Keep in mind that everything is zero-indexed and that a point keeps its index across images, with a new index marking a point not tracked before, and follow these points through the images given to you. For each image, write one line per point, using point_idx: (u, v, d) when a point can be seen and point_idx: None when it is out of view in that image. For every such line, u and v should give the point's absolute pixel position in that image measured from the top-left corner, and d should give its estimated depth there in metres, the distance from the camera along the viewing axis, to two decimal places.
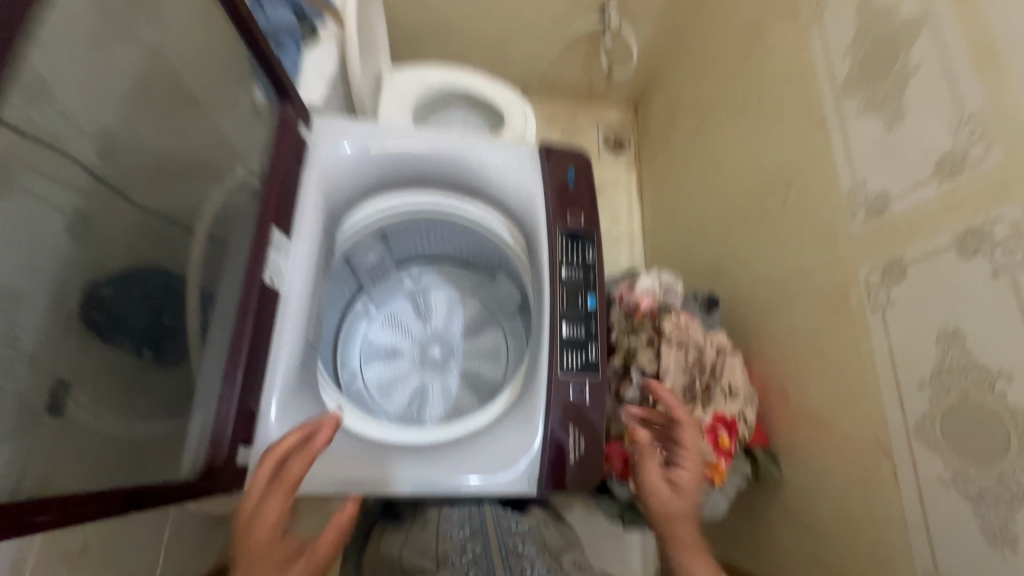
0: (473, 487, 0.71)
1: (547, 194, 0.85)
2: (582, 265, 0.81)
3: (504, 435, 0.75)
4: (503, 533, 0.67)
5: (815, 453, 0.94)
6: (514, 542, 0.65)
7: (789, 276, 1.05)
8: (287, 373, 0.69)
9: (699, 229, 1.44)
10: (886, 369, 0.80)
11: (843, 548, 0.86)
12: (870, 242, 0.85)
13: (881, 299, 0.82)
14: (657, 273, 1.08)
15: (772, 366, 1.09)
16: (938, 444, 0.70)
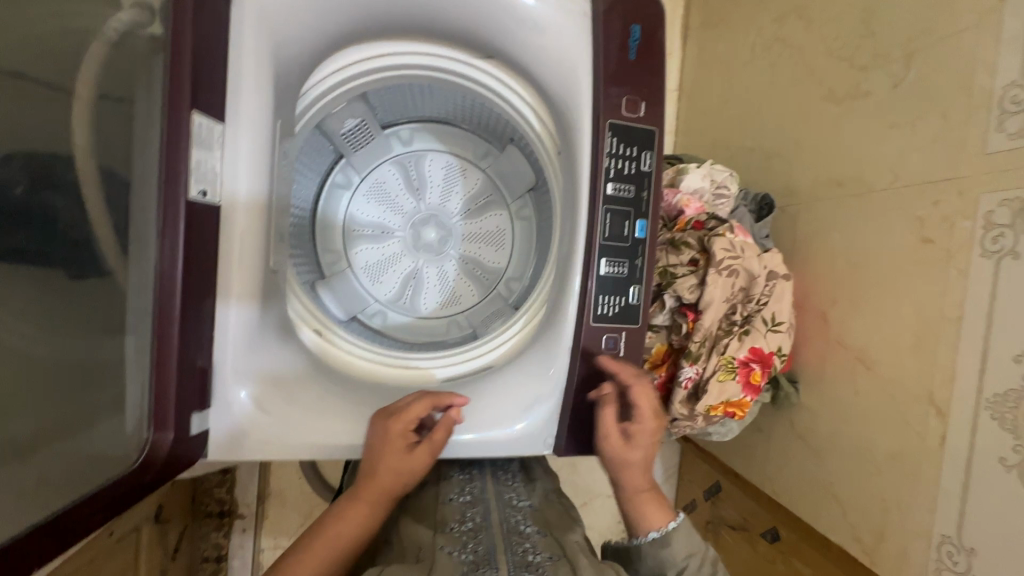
0: (478, 447, 0.61)
1: (601, 66, 0.59)
2: (634, 177, 0.60)
3: (516, 388, 0.63)
4: (506, 508, 0.63)
5: (844, 388, 0.86)
6: (515, 518, 0.61)
7: (864, 184, 0.85)
8: (247, 313, 0.54)
9: (752, 98, 1.16)
10: (973, 328, 0.67)
11: (849, 483, 0.84)
12: (1012, 166, 0.64)
13: (999, 243, 0.65)
14: (708, 168, 0.87)
15: (814, 284, 0.94)
16: (1016, 426, 0.62)
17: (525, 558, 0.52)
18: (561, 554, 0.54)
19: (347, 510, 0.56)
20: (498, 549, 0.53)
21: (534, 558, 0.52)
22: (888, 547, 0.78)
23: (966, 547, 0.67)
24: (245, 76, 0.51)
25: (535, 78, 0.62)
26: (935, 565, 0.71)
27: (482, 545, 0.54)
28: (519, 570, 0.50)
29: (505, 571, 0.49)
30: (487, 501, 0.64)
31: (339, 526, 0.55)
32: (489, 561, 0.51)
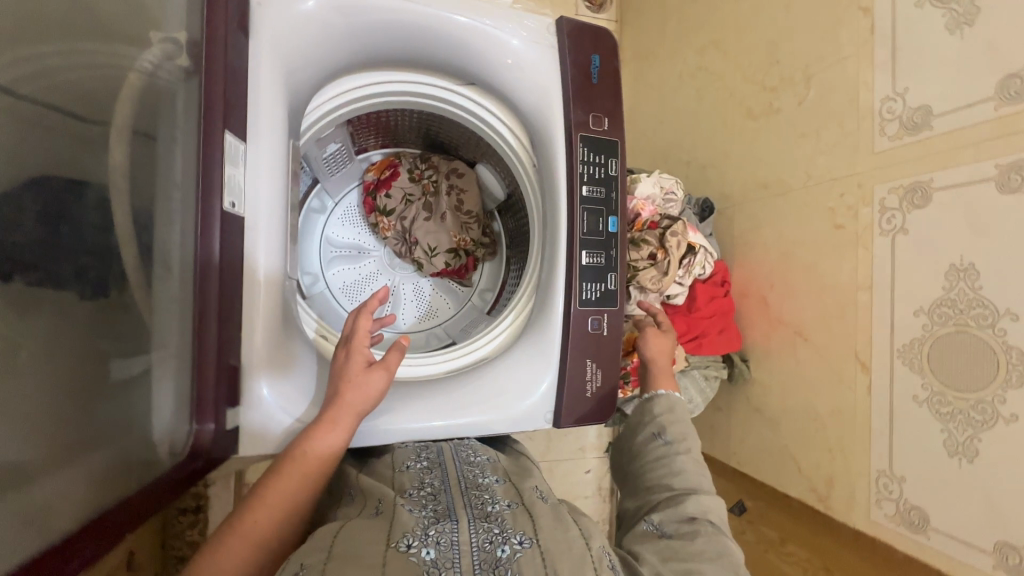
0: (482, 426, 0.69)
1: (569, 90, 0.70)
2: (603, 180, 0.70)
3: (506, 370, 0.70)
4: (461, 463, 0.67)
5: (788, 359, 0.99)
6: (474, 471, 0.67)
7: (785, 184, 1.01)
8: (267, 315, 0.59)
9: (688, 117, 1.32)
10: (883, 294, 0.81)
11: (800, 441, 0.96)
12: (895, 160, 0.80)
13: (893, 222, 0.80)
14: (657, 176, 1.01)
15: (754, 273, 1.08)
16: (923, 367, 0.75)
17: (483, 509, 0.59)
18: (518, 500, 0.61)
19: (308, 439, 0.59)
20: (457, 504, 0.59)
21: (492, 507, 0.59)
22: (838, 490, 0.89)
23: (897, 476, 0.79)
24: (261, 101, 0.58)
25: (514, 99, 0.71)
26: (876, 498, 0.83)
27: (442, 499, 0.60)
28: (478, 520, 0.57)
29: (464, 523, 0.56)
30: (444, 462, 0.67)
31: (301, 451, 0.59)
32: (448, 514, 0.57)
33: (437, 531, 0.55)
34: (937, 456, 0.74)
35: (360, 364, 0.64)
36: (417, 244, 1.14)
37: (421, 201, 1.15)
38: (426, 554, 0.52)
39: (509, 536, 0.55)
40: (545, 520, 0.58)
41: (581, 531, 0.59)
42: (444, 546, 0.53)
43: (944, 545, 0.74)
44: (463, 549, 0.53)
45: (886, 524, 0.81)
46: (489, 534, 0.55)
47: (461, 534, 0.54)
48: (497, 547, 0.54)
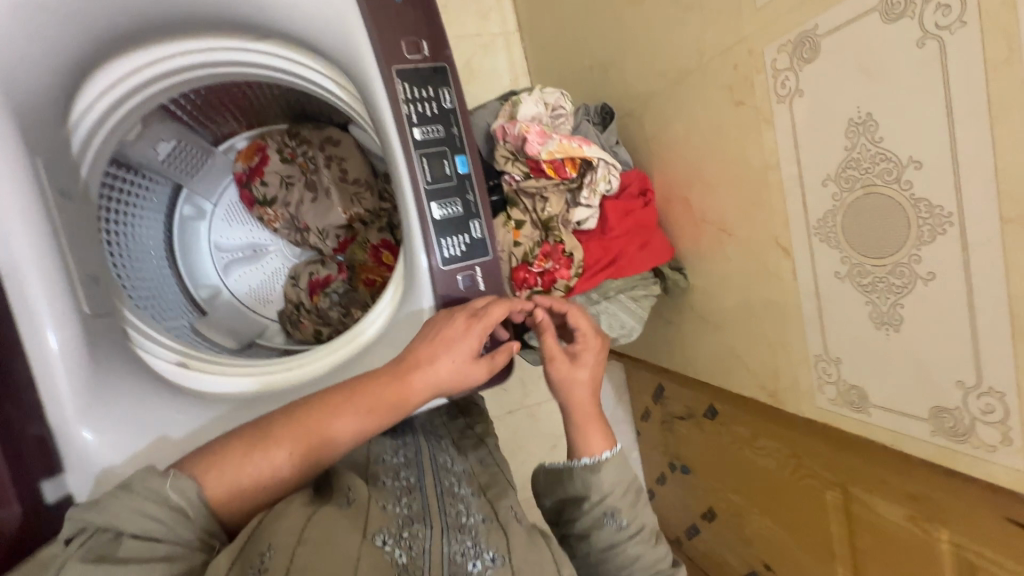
0: None
1: (370, 18, 0.58)
2: (439, 117, 0.60)
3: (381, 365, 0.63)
4: (438, 471, 0.68)
5: (719, 258, 0.93)
6: (450, 481, 0.67)
7: (683, 67, 0.90)
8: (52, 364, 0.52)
9: (582, 15, 1.19)
10: (792, 168, 0.73)
11: (744, 339, 0.91)
12: (778, 13, 0.69)
13: (789, 83, 0.70)
14: (540, 93, 0.90)
15: (673, 174, 1.00)
16: (839, 241, 0.68)
17: (458, 520, 0.58)
18: (492, 516, 0.61)
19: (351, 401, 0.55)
20: (432, 509, 0.59)
21: (467, 520, 0.58)
22: (785, 383, 0.84)
23: (834, 359, 0.73)
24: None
25: (313, 44, 0.59)
26: (818, 384, 0.77)
27: (415, 503, 0.60)
28: (450, 529, 0.56)
29: (438, 531, 0.55)
30: (422, 463, 0.69)
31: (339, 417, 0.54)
32: (423, 519, 0.57)
33: (409, 533, 0.54)
34: (866, 331, 0.67)
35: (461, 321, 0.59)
36: (309, 230, 1.05)
37: (303, 182, 1.04)
38: (399, 555, 0.50)
39: (481, 551, 0.53)
40: (519, 541, 0.57)
41: (556, 556, 0.57)
42: (415, 552, 0.51)
43: (885, 419, 0.68)
44: (434, 552, 0.52)
45: (831, 408, 0.76)
46: (460, 545, 0.54)
47: (432, 541, 0.53)
48: (468, 561, 0.52)
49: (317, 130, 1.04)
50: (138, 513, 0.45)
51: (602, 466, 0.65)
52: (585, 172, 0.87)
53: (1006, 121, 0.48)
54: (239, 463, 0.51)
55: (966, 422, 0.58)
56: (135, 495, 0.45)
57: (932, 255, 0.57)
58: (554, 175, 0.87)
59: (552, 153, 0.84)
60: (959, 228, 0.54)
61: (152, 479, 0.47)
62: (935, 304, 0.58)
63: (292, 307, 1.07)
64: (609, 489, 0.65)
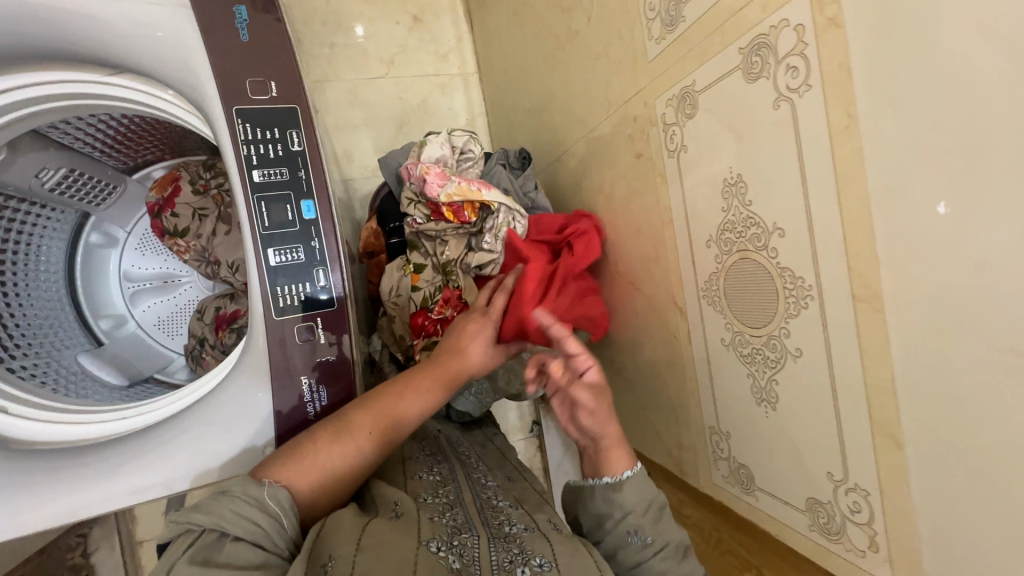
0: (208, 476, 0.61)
1: (218, 61, 0.58)
2: (284, 159, 0.59)
3: (222, 423, 0.61)
4: (475, 489, 0.70)
5: (629, 313, 0.88)
6: (486, 497, 0.69)
7: (597, 116, 0.88)
8: None
9: (522, 61, 1.20)
10: (682, 226, 0.69)
11: (652, 401, 0.85)
12: (665, 66, 0.67)
13: (676, 138, 0.67)
14: (447, 135, 0.88)
15: (592, 223, 0.97)
16: (723, 306, 0.64)
17: (501, 531, 0.60)
18: (533, 524, 0.62)
19: (426, 372, 0.67)
20: (477, 523, 0.61)
21: (510, 530, 0.60)
22: (687, 453, 0.78)
23: (725, 432, 0.67)
24: None
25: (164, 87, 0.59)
26: (713, 458, 0.71)
27: (459, 515, 0.62)
28: (496, 540, 0.57)
29: (485, 542, 0.57)
30: (456, 479, 0.72)
31: (419, 381, 0.66)
32: (470, 531, 0.59)
33: (459, 541, 0.56)
34: (748, 406, 0.62)
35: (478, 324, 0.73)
36: (219, 263, 1.02)
37: (216, 215, 1.01)
38: (451, 561, 0.52)
39: (529, 557, 0.54)
40: (559, 541, 0.57)
41: (597, 556, 0.56)
42: (467, 559, 0.53)
43: (770, 505, 0.62)
44: (485, 561, 0.53)
45: (724, 486, 0.70)
46: (508, 553, 0.55)
47: (482, 550, 0.55)
48: (516, 566, 0.53)
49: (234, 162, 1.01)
50: (237, 514, 0.49)
51: (624, 484, 0.65)
52: (484, 218, 0.85)
53: (853, 193, 0.44)
54: (390, 407, 0.63)
55: (838, 520, 0.52)
56: (237, 498, 0.50)
57: (798, 330, 0.52)
58: (453, 218, 0.84)
59: (450, 197, 0.81)
60: (820, 305, 0.49)
61: (252, 488, 0.52)
62: (805, 384, 0.53)
63: (194, 342, 1.02)
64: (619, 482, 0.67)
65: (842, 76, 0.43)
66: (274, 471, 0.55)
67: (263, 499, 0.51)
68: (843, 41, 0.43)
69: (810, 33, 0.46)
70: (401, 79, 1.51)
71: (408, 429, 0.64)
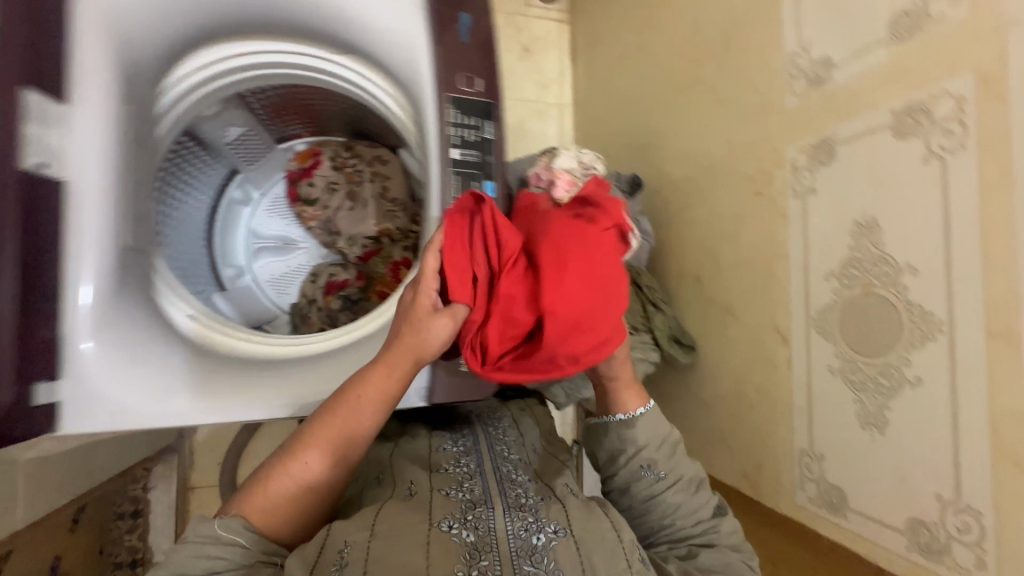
0: None
1: (438, 51, 0.66)
2: (477, 144, 0.66)
3: None
4: (497, 459, 0.71)
5: (721, 338, 0.94)
6: (506, 467, 0.69)
7: (713, 155, 0.97)
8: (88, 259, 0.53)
9: (632, 99, 1.31)
10: (800, 260, 0.76)
11: (734, 423, 0.90)
12: (803, 118, 0.75)
13: (807, 181, 0.75)
14: (577, 151, 0.97)
15: (690, 252, 1.04)
16: (834, 334, 0.70)
17: (518, 500, 0.60)
18: (550, 494, 0.63)
19: (355, 388, 0.59)
20: (493, 492, 0.61)
21: (525, 500, 0.60)
22: (766, 475, 0.83)
23: (817, 454, 0.72)
24: (87, 62, 0.54)
25: (385, 66, 0.68)
26: (799, 480, 0.76)
27: (477, 487, 0.63)
28: (513, 509, 0.58)
29: (500, 510, 0.58)
30: (479, 450, 0.73)
31: (342, 407, 0.59)
32: (485, 502, 0.60)
33: (474, 515, 0.57)
34: (851, 429, 0.67)
35: (427, 307, 0.60)
36: (340, 234, 1.12)
37: (346, 191, 1.12)
38: (466, 537, 0.54)
39: (544, 525, 0.56)
40: (576, 511, 0.59)
41: (612, 520, 0.60)
42: (482, 532, 0.55)
43: (860, 525, 0.66)
44: (501, 531, 0.55)
45: (808, 507, 0.74)
46: (523, 522, 0.56)
47: (497, 521, 0.56)
48: (533, 535, 0.55)
49: (370, 147, 1.13)
50: (203, 556, 0.51)
51: (636, 420, 0.71)
52: None
53: (999, 240, 0.51)
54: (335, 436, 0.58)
55: (942, 539, 0.57)
56: (197, 542, 0.52)
57: (921, 359, 0.58)
58: None
59: None
60: (950, 338, 0.55)
61: (204, 527, 0.53)
62: (922, 410, 0.58)
63: (304, 301, 1.11)
64: (644, 441, 0.71)
65: (999, 142, 0.51)
66: (233, 506, 0.56)
67: (218, 535, 0.52)
68: (1005, 114, 0.51)
69: (972, 103, 0.54)
70: (503, 99, 1.63)
71: (361, 445, 0.59)
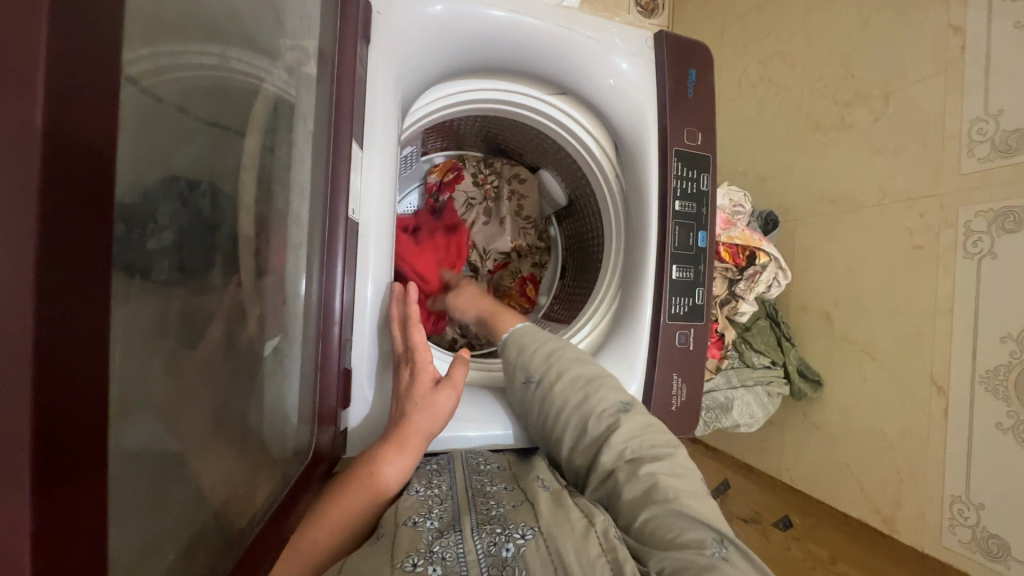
0: None
1: (667, 107, 0.69)
2: (695, 195, 0.70)
3: None
4: (471, 472, 0.62)
5: (852, 377, 0.98)
6: (481, 477, 0.61)
7: (855, 198, 1.00)
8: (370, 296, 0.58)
9: (739, 127, 1.32)
10: (966, 319, 0.80)
11: (865, 461, 0.94)
12: (986, 183, 0.79)
13: (985, 245, 0.78)
14: (727, 189, 1.01)
15: (815, 289, 1.07)
16: (1007, 394, 0.75)
17: (486, 512, 0.54)
18: (523, 497, 0.57)
19: (385, 453, 0.58)
20: (463, 511, 0.55)
21: (496, 510, 0.54)
22: (905, 513, 0.88)
23: (974, 503, 0.78)
24: (379, 112, 0.58)
25: (610, 116, 0.71)
26: (948, 523, 0.82)
27: (449, 509, 0.55)
28: (481, 525, 0.52)
29: (467, 531, 0.51)
30: (455, 468, 0.62)
31: (379, 472, 0.57)
32: (454, 524, 0.53)
33: (441, 545, 0.49)
34: (1021, 484, 0.74)
35: (427, 384, 0.62)
36: (474, 247, 1.15)
37: (483, 206, 1.15)
38: (433, 570, 0.47)
39: (512, 534, 0.50)
40: (546, 508, 0.54)
41: (583, 513, 0.54)
42: (451, 560, 0.48)
43: None
44: (471, 555, 0.49)
45: (959, 550, 0.81)
46: (492, 535, 0.51)
47: (466, 543, 0.50)
48: (502, 547, 0.49)
49: (509, 165, 1.17)
50: None
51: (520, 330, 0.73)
52: (749, 266, 0.95)
53: None
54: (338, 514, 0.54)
55: None
56: None
57: None
58: (728, 258, 0.94)
59: (732, 239, 0.93)
60: None
61: None
62: None
63: None
64: (518, 355, 0.70)
65: None
66: None
67: None
68: None
69: None
70: None
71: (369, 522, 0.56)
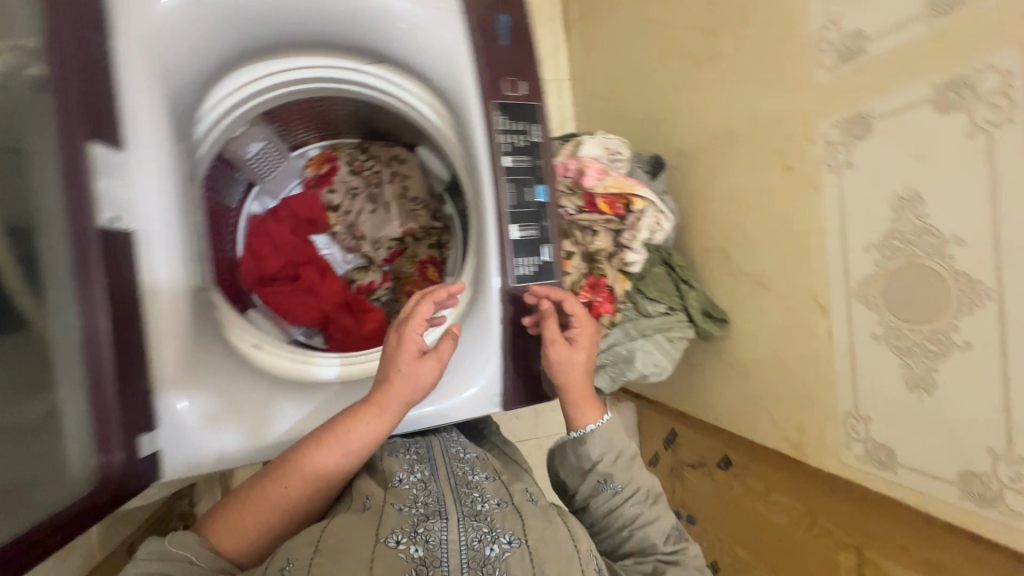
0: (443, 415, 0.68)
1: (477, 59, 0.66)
2: (525, 148, 0.68)
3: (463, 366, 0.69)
4: (453, 462, 0.63)
5: (753, 310, 0.96)
6: (462, 469, 0.62)
7: (733, 129, 0.97)
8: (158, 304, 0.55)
9: (632, 72, 1.27)
10: (836, 235, 0.79)
11: (773, 391, 0.94)
12: (836, 92, 0.77)
13: (843, 155, 0.76)
14: (602, 137, 0.96)
15: (713, 227, 1.05)
16: (877, 305, 0.74)
17: (472, 507, 0.54)
18: (509, 498, 0.56)
19: (361, 414, 0.60)
20: (448, 500, 0.54)
21: (481, 506, 0.54)
22: (811, 437, 0.88)
23: (863, 416, 0.78)
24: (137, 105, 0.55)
25: (423, 75, 0.68)
26: (846, 440, 0.82)
27: (432, 497, 0.55)
28: (468, 517, 0.52)
29: (454, 521, 0.51)
30: (433, 456, 0.64)
31: (351, 429, 0.59)
32: (439, 512, 0.53)
33: (426, 527, 0.50)
34: (899, 392, 0.73)
35: (412, 353, 0.62)
36: (364, 238, 1.11)
37: (366, 194, 1.11)
38: (414, 551, 0.48)
39: (498, 535, 0.50)
40: (534, 520, 0.53)
41: (568, 525, 0.54)
42: (433, 544, 0.48)
43: (913, 479, 0.73)
44: (455, 543, 0.48)
45: (857, 465, 0.81)
46: (478, 530, 0.50)
47: (450, 532, 0.49)
48: (486, 545, 0.49)
49: (386, 147, 1.11)
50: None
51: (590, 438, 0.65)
52: (628, 214, 0.93)
53: None
54: (294, 470, 0.58)
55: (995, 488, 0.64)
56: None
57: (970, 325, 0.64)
58: (608, 209, 0.92)
59: (607, 188, 0.90)
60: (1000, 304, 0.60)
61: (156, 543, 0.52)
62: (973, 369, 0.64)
63: None
64: (599, 454, 0.65)
65: None
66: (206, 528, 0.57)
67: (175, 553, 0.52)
68: None
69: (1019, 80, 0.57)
70: None
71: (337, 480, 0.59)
